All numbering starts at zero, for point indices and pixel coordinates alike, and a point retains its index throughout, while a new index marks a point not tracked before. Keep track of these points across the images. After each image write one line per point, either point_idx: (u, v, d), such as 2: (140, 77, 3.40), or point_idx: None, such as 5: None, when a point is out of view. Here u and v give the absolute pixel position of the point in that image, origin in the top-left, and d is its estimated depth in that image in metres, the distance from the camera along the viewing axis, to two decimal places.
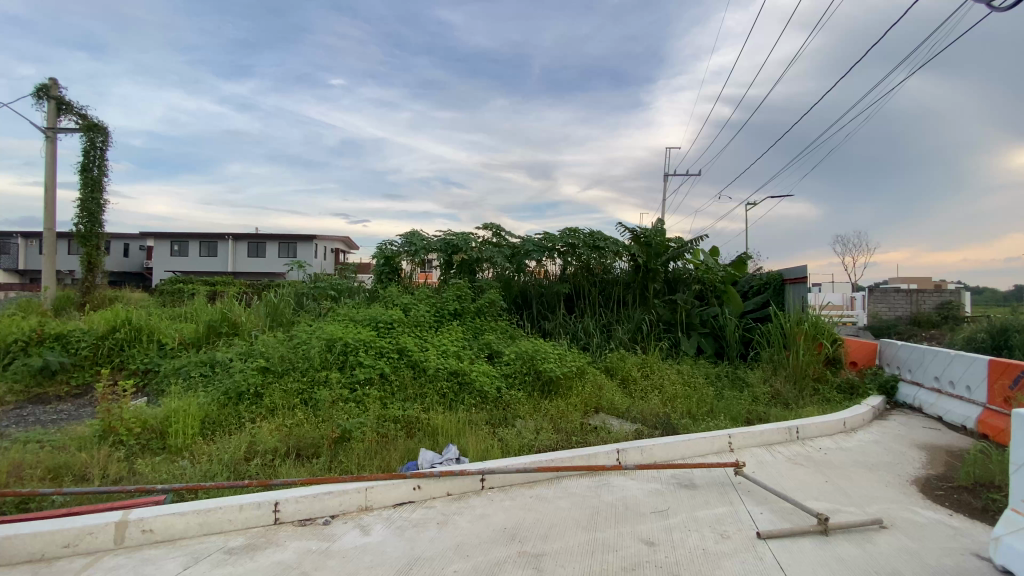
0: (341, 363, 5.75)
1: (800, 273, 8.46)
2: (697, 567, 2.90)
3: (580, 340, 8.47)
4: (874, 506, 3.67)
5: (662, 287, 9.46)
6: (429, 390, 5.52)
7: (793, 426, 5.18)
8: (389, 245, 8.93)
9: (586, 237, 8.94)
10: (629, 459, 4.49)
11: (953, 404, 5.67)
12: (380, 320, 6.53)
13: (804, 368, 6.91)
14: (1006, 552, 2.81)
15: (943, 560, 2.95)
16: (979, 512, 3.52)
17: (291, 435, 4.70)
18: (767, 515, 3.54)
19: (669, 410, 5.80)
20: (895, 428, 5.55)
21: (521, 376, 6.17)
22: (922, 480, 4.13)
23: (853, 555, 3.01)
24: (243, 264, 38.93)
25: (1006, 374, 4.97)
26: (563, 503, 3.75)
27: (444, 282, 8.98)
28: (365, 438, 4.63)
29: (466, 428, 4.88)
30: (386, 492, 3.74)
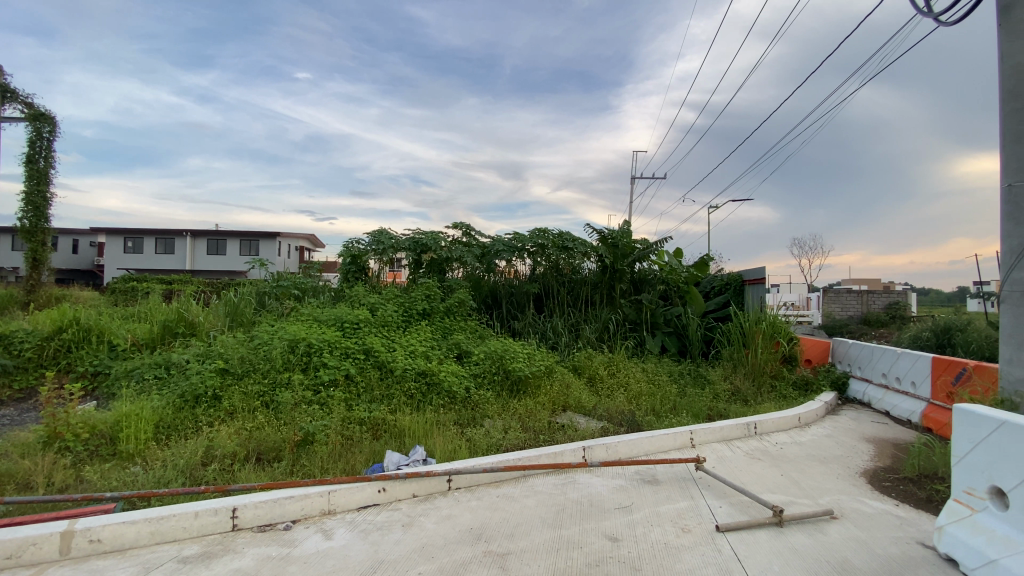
0: (304, 364, 5.62)
1: (759, 274, 8.77)
2: (659, 561, 2.97)
3: (548, 340, 8.54)
4: (826, 498, 3.84)
5: (628, 287, 9.64)
6: (396, 391, 5.46)
7: (752, 422, 5.37)
8: (355, 244, 8.77)
9: (555, 237, 9.03)
10: (595, 456, 4.55)
11: (900, 399, 5.99)
12: (345, 320, 6.40)
13: (761, 366, 7.17)
14: (949, 541, 2.99)
15: (889, 549, 3.11)
16: (924, 503, 3.72)
17: (251, 439, 4.56)
18: (725, 509, 3.66)
19: (634, 408, 5.92)
20: (846, 423, 5.82)
21: (489, 376, 6.17)
22: (871, 472, 4.36)
23: (806, 546, 3.14)
24: (202, 263, 37.48)
25: (948, 371, 5.28)
26: (529, 502, 3.77)
27: (412, 282, 8.89)
28: (330, 441, 4.54)
29: (433, 428, 4.85)
30: (350, 495, 3.68)
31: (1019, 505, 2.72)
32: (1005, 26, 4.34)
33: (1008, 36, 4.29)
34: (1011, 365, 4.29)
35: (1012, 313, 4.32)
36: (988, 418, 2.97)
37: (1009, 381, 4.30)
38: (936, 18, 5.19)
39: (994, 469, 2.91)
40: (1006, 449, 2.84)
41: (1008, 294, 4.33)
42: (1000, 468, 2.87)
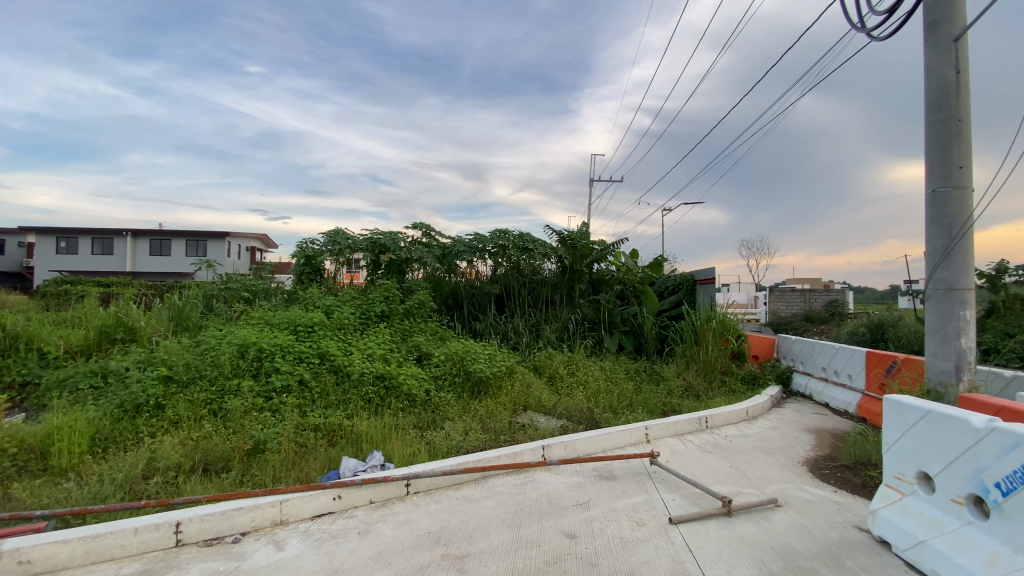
0: (255, 370, 5.40)
1: (709, 275, 9.12)
2: (615, 555, 3.04)
3: (509, 340, 8.58)
4: (771, 487, 4.04)
5: (587, 287, 9.81)
6: (353, 396, 5.34)
7: (703, 416, 5.57)
8: (310, 244, 8.51)
9: (515, 238, 9.10)
10: (554, 455, 4.61)
11: (837, 392, 6.37)
12: (299, 324, 6.20)
13: (712, 362, 7.45)
14: (881, 524, 3.21)
15: (828, 533, 3.30)
16: (859, 488, 3.97)
17: (198, 449, 4.36)
18: (678, 501, 3.78)
19: (593, 405, 6.03)
20: (790, 415, 6.14)
21: (450, 378, 6.13)
22: (812, 461, 4.61)
23: (752, 534, 3.29)
24: (144, 263, 35.41)
25: (880, 364, 5.65)
26: (488, 503, 3.78)
27: (371, 283, 8.73)
28: (282, 449, 4.39)
29: (391, 433, 4.78)
30: (303, 504, 3.58)
31: (944, 489, 2.94)
32: (930, 42, 4.68)
33: (933, 51, 4.65)
34: (935, 358, 4.65)
35: (936, 310, 4.66)
36: (915, 407, 3.20)
37: (934, 372, 4.65)
38: (868, 33, 5.54)
39: (920, 455, 3.14)
40: (932, 437, 3.07)
41: (933, 292, 4.67)
42: (926, 454, 3.10)
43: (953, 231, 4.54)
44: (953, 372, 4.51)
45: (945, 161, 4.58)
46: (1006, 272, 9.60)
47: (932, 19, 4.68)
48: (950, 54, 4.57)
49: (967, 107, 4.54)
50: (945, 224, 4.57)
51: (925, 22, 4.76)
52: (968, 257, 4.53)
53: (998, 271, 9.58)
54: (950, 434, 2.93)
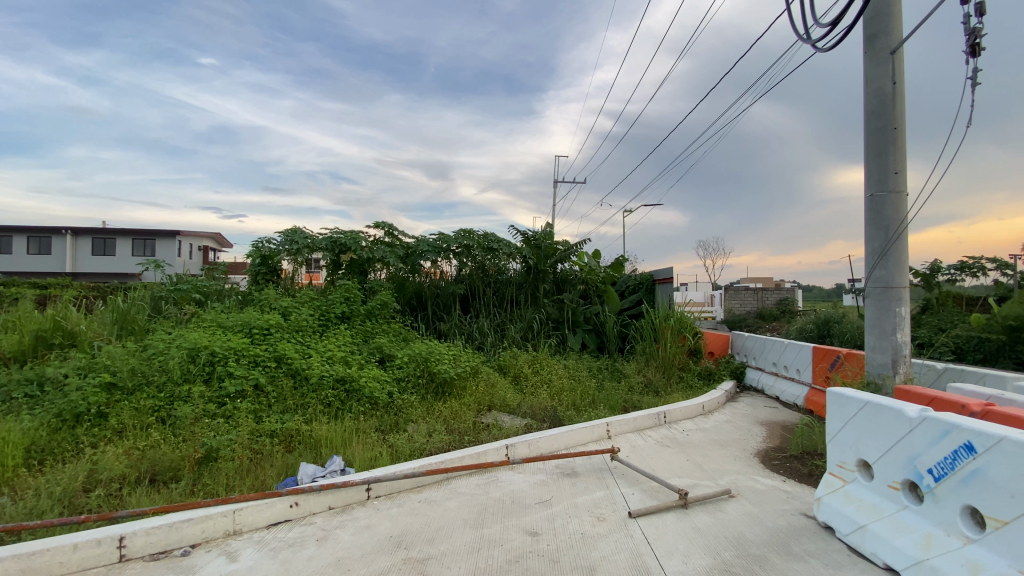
0: (206, 375, 5.18)
1: (668, 274, 9.38)
2: (576, 551, 3.09)
3: (474, 340, 8.55)
4: (725, 478, 4.19)
5: (551, 287, 9.90)
6: (312, 400, 5.19)
7: (662, 411, 5.72)
8: (266, 243, 8.24)
9: (480, 238, 9.08)
10: (517, 454, 4.63)
11: (787, 385, 6.69)
12: (254, 326, 5.98)
13: (671, 358, 7.67)
14: (826, 510, 3.39)
15: (777, 521, 3.46)
16: (806, 477, 4.18)
17: (145, 459, 4.15)
18: (638, 495, 3.88)
19: (556, 403, 6.09)
20: (743, 408, 6.39)
21: (413, 379, 6.05)
22: (763, 452, 4.82)
23: (707, 524, 3.42)
24: (86, 264, 33.38)
25: (825, 358, 5.97)
26: (450, 504, 3.76)
27: (331, 284, 8.52)
28: (237, 456, 4.23)
29: (352, 437, 4.69)
30: (258, 512, 3.46)
31: (882, 476, 3.13)
32: (870, 53, 4.97)
33: (872, 63, 4.93)
34: (874, 352, 4.94)
35: (874, 307, 4.95)
36: (856, 399, 3.40)
37: (874, 365, 4.94)
38: (814, 42, 5.80)
39: (860, 444, 3.33)
40: (870, 426, 3.26)
41: (872, 290, 4.96)
42: (865, 443, 3.29)
43: (889, 233, 4.83)
44: (890, 364, 4.81)
45: (882, 166, 4.86)
46: (938, 272, 10.34)
47: (871, 32, 4.96)
48: (887, 66, 4.86)
49: (902, 115, 4.84)
50: (882, 226, 4.86)
51: (864, 34, 5.05)
52: (903, 257, 4.82)
53: (931, 271, 10.32)
54: (887, 423, 3.12)
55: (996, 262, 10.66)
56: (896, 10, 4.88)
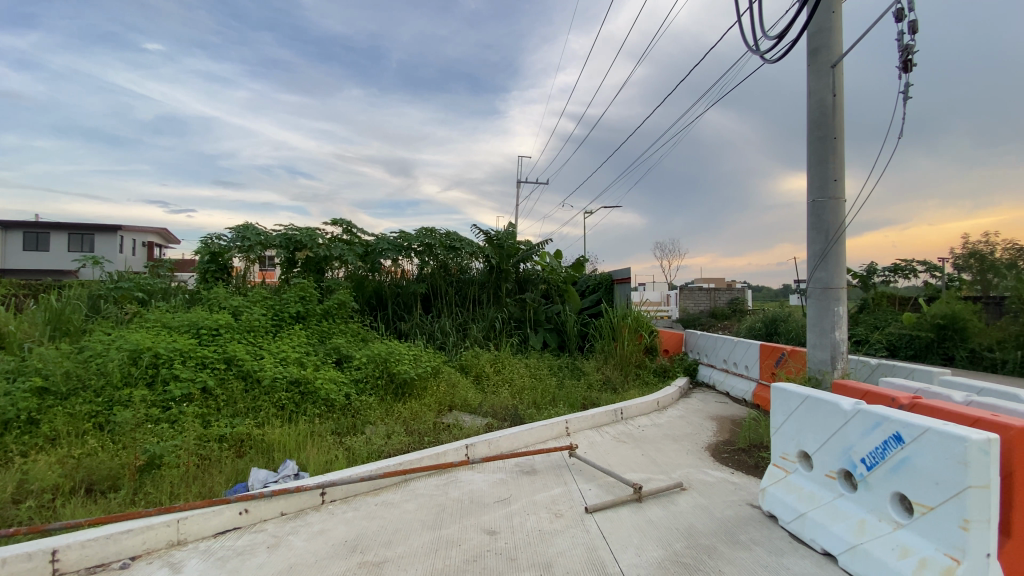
0: (150, 378, 4.91)
1: (626, 275, 9.63)
2: (533, 548, 3.12)
3: (435, 340, 8.47)
4: (678, 472, 4.34)
5: (513, 287, 9.95)
6: (264, 403, 5.02)
7: (619, 408, 5.87)
8: (215, 239, 7.90)
9: (442, 237, 9.01)
10: (477, 453, 4.63)
11: (736, 381, 6.98)
12: (202, 326, 5.72)
13: (628, 356, 7.86)
14: (770, 499, 3.57)
15: (725, 512, 3.61)
16: (753, 469, 4.38)
17: (80, 467, 3.91)
18: (594, 491, 3.96)
19: (517, 402, 6.13)
20: (696, 404, 6.63)
21: (372, 381, 5.94)
22: (714, 445, 5.02)
23: (659, 517, 3.53)
24: (14, 260, 30.95)
25: (772, 355, 6.26)
26: (408, 506, 3.72)
27: (285, 282, 8.25)
28: (182, 463, 4.04)
29: (307, 440, 4.56)
30: (204, 521, 3.32)
31: (821, 466, 3.32)
32: (813, 66, 5.24)
33: (815, 75, 5.21)
34: (815, 349, 5.23)
35: (815, 306, 5.24)
36: (797, 393, 3.60)
37: (815, 361, 5.23)
38: (762, 52, 6.05)
39: (801, 436, 3.53)
40: (810, 419, 3.46)
41: (813, 290, 5.24)
42: (806, 435, 3.48)
43: (829, 237, 5.11)
44: (830, 361, 5.10)
45: (823, 173, 5.15)
46: (874, 273, 11.08)
47: (814, 46, 5.24)
48: (828, 78, 5.15)
49: (841, 126, 5.14)
50: (823, 230, 5.14)
51: (808, 48, 5.32)
52: (841, 259, 5.12)
53: (869, 272, 11.02)
54: (825, 416, 3.31)
55: (926, 265, 11.51)
56: (837, 26, 5.17)
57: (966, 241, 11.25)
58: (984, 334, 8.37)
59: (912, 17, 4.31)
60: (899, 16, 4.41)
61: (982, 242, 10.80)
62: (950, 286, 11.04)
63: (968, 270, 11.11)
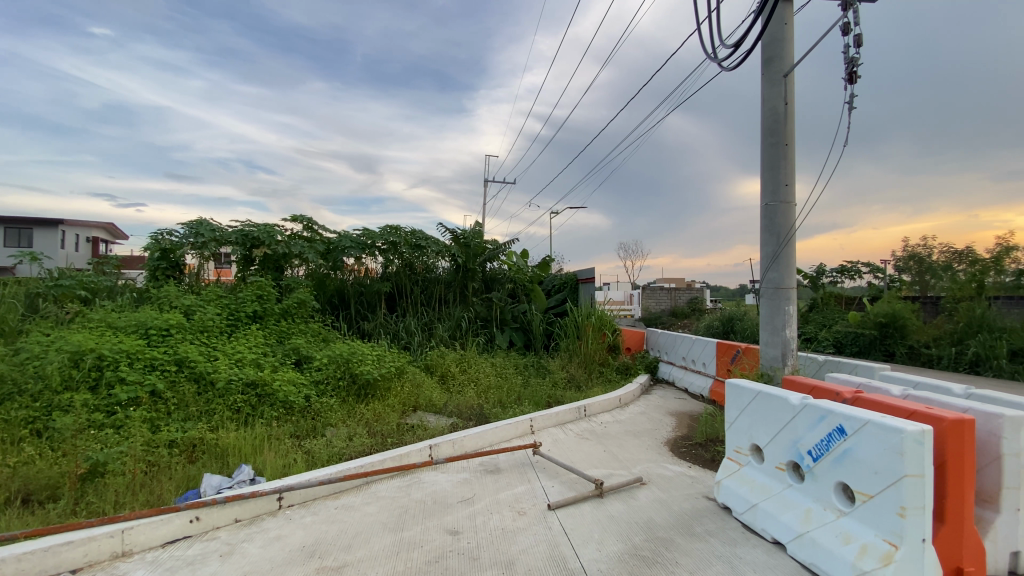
0: (93, 381, 4.65)
1: (591, 275, 9.79)
2: (496, 546, 3.14)
3: (400, 340, 8.36)
4: (638, 467, 4.45)
5: (480, 286, 9.94)
6: (219, 406, 4.84)
7: (582, 405, 5.96)
8: (166, 235, 7.55)
9: (408, 235, 8.90)
10: (440, 453, 4.61)
11: (694, 377, 7.21)
12: (151, 326, 5.45)
13: (592, 354, 7.99)
14: (725, 491, 3.71)
15: (683, 505, 3.73)
16: (709, 462, 4.54)
17: (15, 477, 3.66)
18: (557, 488, 4.01)
19: (482, 401, 6.14)
20: (656, 400, 6.81)
21: (333, 382, 5.81)
22: (672, 440, 5.17)
23: (619, 512, 3.61)
24: None
25: (727, 352, 6.51)
26: (369, 509, 3.67)
27: (242, 280, 7.96)
28: (128, 471, 3.84)
29: (264, 444, 4.42)
30: (151, 530, 3.17)
31: (771, 458, 3.47)
32: (766, 75, 5.47)
33: (768, 83, 5.43)
34: (767, 346, 5.46)
35: (768, 305, 5.47)
36: (750, 389, 3.75)
37: (767, 358, 5.46)
38: (719, 60, 6.25)
39: (753, 430, 3.68)
40: (761, 413, 3.61)
41: (766, 290, 5.47)
42: (757, 429, 3.63)
43: (781, 239, 5.35)
44: (781, 357, 5.33)
45: (775, 178, 5.38)
46: (823, 274, 11.67)
47: (768, 55, 5.46)
48: (780, 87, 5.37)
49: (792, 133, 5.37)
50: (775, 232, 5.37)
51: (762, 57, 5.54)
52: (791, 260, 5.36)
53: (818, 274, 11.60)
54: (775, 411, 3.47)
55: (870, 267, 12.18)
56: (789, 37, 5.41)
57: (906, 244, 12.00)
58: (921, 332, 8.88)
59: (857, 32, 4.54)
60: (845, 29, 4.64)
61: (920, 244, 11.59)
62: (891, 287, 11.72)
63: (907, 272, 11.95)
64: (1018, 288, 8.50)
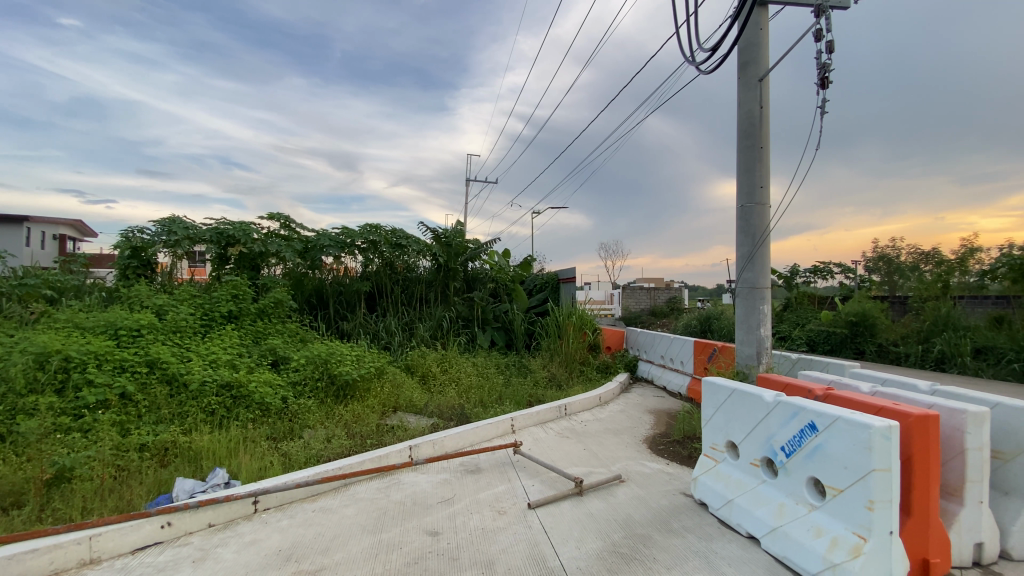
0: (60, 384, 4.50)
1: (572, 274, 9.85)
2: (476, 546, 3.14)
3: (380, 340, 8.28)
4: (617, 465, 4.49)
5: (461, 285, 9.91)
6: (192, 409, 4.73)
7: (563, 404, 5.99)
8: (137, 233, 7.34)
9: (388, 234, 8.82)
10: (420, 454, 4.58)
11: (672, 375, 7.32)
12: (121, 327, 5.30)
13: (573, 354, 8.04)
14: (701, 487, 3.77)
15: (661, 502, 3.79)
16: (686, 459, 4.62)
17: None
18: (537, 486, 4.03)
19: (463, 401, 6.12)
20: (636, 398, 6.89)
21: (311, 383, 5.73)
22: (651, 438, 5.24)
23: (599, 509, 3.64)
24: None
25: (704, 351, 6.62)
26: (348, 511, 3.63)
27: (217, 279, 7.78)
28: (97, 476, 3.73)
29: (239, 447, 4.34)
30: (121, 537, 3.09)
31: (746, 454, 3.55)
32: (743, 79, 5.58)
33: (744, 87, 5.54)
34: (742, 344, 5.57)
35: (743, 304, 5.58)
36: (725, 387, 3.83)
37: (742, 357, 5.57)
38: (697, 63, 6.34)
39: (728, 427, 3.76)
40: (737, 410, 3.69)
41: (742, 289, 5.59)
42: (733, 426, 3.71)
43: (756, 240, 5.46)
44: (755, 356, 5.45)
45: (751, 180, 5.49)
46: (797, 274, 11.95)
47: (744, 59, 5.57)
48: (756, 90, 5.49)
49: (767, 136, 5.49)
50: (750, 233, 5.48)
51: (739, 61, 5.65)
52: (766, 261, 5.48)
53: (792, 274, 11.89)
54: (750, 408, 3.54)
55: (842, 267, 12.52)
56: (764, 42, 5.52)
57: (876, 245, 12.37)
58: (890, 330, 9.16)
59: (829, 38, 4.67)
60: (818, 36, 4.76)
61: (889, 245, 11.96)
62: (862, 286, 12.07)
63: (877, 273, 12.32)
64: (981, 288, 8.81)
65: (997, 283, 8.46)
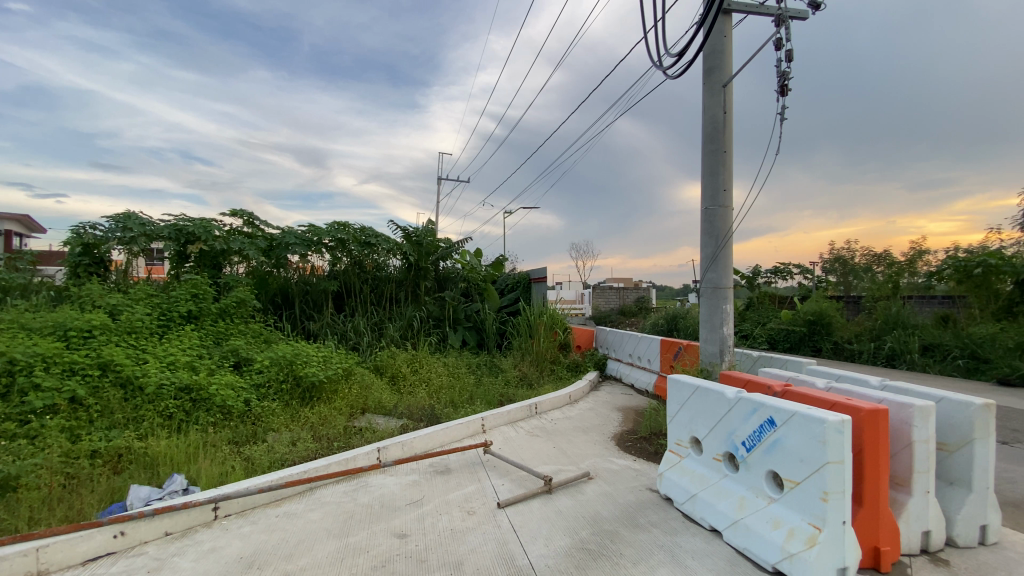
0: (3, 388, 4.26)
1: (542, 274, 9.92)
2: (444, 547, 3.13)
3: (348, 340, 8.14)
4: (586, 462, 4.55)
5: (432, 285, 9.84)
6: (148, 413, 4.54)
7: (533, 403, 6.03)
8: (90, 229, 7.01)
9: (357, 232, 8.68)
10: (389, 455, 4.53)
11: (640, 373, 7.46)
12: (71, 328, 5.05)
13: (544, 353, 8.09)
14: (667, 483, 3.86)
15: (627, 498, 3.86)
16: (652, 455, 4.72)
17: None
18: (507, 486, 4.05)
19: (434, 402, 6.09)
20: (604, 396, 7.00)
21: (275, 385, 5.58)
22: (619, 435, 5.33)
23: (567, 507, 3.69)
24: None
25: (670, 349, 6.77)
26: (313, 515, 3.56)
27: (176, 278, 7.50)
28: (44, 485, 3.55)
29: (199, 452, 4.20)
30: (71, 548, 2.95)
31: (709, 450, 3.65)
32: (708, 84, 5.73)
33: (709, 92, 5.69)
34: (706, 343, 5.73)
35: (707, 304, 5.73)
36: (689, 384, 3.93)
37: (707, 355, 5.73)
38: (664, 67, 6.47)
39: (692, 423, 3.86)
40: (700, 407, 3.79)
41: (706, 289, 5.74)
42: (696, 422, 3.81)
43: (719, 241, 5.62)
44: (719, 354, 5.61)
45: (715, 183, 5.65)
46: (759, 275, 12.36)
47: (709, 66, 5.72)
48: (720, 96, 5.65)
49: (731, 141, 5.65)
50: (714, 235, 5.64)
51: (704, 67, 5.81)
52: (729, 261, 5.64)
53: (755, 274, 12.29)
54: (712, 404, 3.65)
55: (801, 268, 13.01)
56: (728, 49, 5.68)
57: (833, 247, 12.91)
58: (845, 329, 9.58)
59: (788, 47, 4.85)
60: (778, 44, 4.94)
61: (844, 247, 12.50)
62: (819, 287, 12.57)
63: (833, 273, 12.85)
64: (928, 288, 9.29)
65: (942, 283, 8.93)
